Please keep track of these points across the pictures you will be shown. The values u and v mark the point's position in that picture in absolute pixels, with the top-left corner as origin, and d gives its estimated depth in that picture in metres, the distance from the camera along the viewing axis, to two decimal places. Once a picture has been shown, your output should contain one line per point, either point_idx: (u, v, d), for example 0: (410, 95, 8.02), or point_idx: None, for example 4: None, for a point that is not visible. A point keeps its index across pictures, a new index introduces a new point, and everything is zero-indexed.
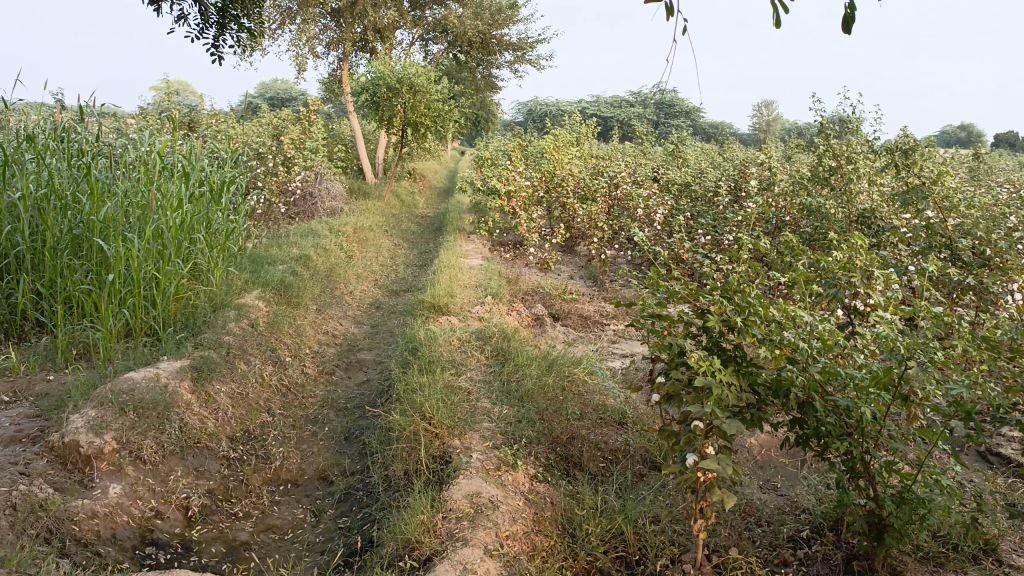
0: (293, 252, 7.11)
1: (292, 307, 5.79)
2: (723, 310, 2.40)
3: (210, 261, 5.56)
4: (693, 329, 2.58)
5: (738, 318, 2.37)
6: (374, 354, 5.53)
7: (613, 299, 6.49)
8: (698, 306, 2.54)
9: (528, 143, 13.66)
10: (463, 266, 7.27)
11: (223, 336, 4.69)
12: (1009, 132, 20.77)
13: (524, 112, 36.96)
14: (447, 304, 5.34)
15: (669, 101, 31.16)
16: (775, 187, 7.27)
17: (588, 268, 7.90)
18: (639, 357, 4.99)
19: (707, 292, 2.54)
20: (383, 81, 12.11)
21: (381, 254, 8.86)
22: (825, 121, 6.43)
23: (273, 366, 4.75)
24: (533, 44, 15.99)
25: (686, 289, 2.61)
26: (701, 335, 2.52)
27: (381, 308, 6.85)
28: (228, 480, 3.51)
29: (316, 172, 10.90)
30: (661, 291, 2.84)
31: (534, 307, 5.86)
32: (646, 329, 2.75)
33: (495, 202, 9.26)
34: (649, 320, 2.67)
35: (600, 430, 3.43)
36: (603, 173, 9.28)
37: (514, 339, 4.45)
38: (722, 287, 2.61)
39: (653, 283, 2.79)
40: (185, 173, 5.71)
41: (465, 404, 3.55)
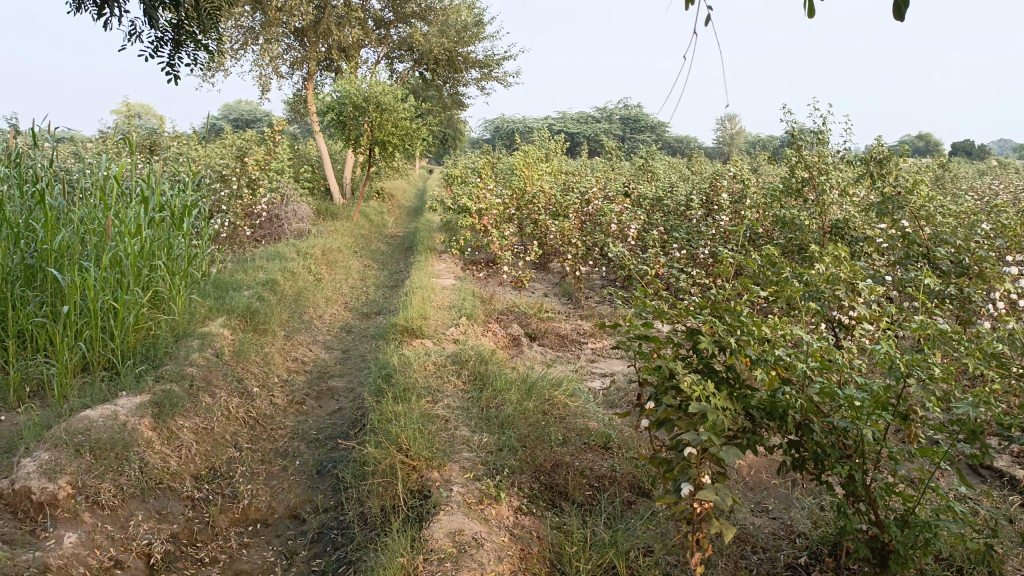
0: (260, 277, 6.90)
1: (259, 334, 5.59)
2: (714, 330, 2.29)
3: (172, 289, 5.34)
4: (683, 351, 2.47)
5: (730, 338, 2.27)
6: (346, 381, 5.35)
7: (589, 316, 6.39)
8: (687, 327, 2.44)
9: (497, 160, 13.58)
10: (435, 286, 7.12)
11: (186, 368, 4.48)
12: (965, 141, 21.12)
13: (491, 129, 37.02)
14: (421, 327, 5.18)
15: (634, 115, 31.40)
16: (747, 199, 7.25)
17: (562, 285, 7.80)
18: (619, 376, 4.87)
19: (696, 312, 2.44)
20: (349, 100, 11.96)
21: (350, 276, 8.67)
22: (796, 132, 6.42)
23: (239, 397, 4.55)
24: (499, 61, 15.97)
25: (674, 309, 2.51)
26: (691, 356, 2.42)
27: (352, 331, 6.66)
28: (192, 522, 3.30)
29: (282, 194, 10.70)
30: (647, 311, 2.73)
31: (510, 328, 5.73)
32: (632, 351, 2.63)
33: (466, 220, 9.14)
34: (636, 342, 2.56)
35: (585, 456, 3.30)
36: (574, 189, 9.22)
37: (492, 362, 4.31)
38: (711, 306, 2.51)
39: (639, 303, 2.68)
40: (144, 198, 5.51)
41: (444, 434, 3.40)
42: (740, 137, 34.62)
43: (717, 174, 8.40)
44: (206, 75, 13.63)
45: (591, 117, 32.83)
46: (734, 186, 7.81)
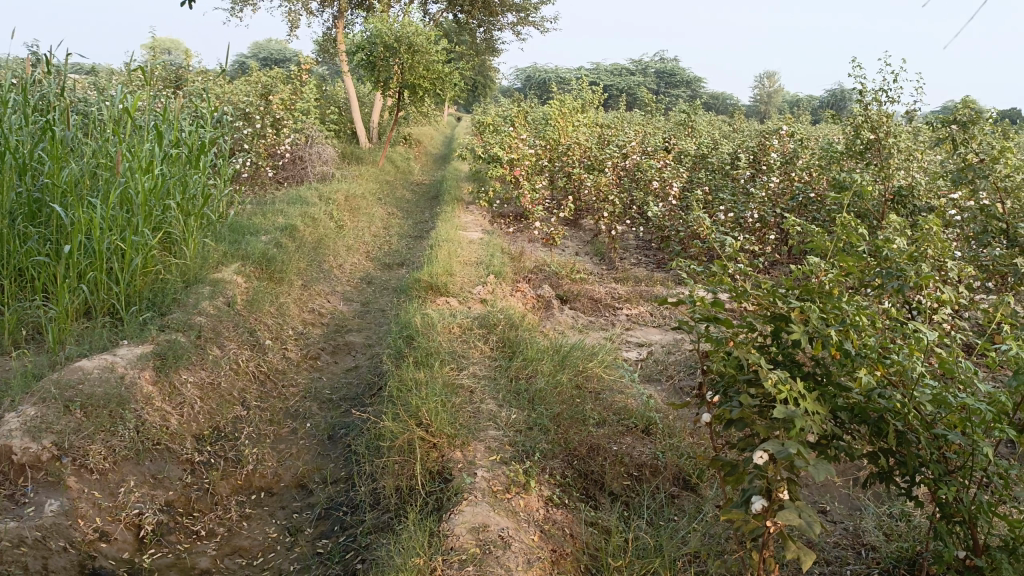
0: (279, 221, 6.56)
1: (275, 282, 5.27)
2: (807, 318, 1.90)
3: (185, 230, 5.02)
4: (761, 338, 2.09)
5: (827, 330, 1.88)
6: (364, 337, 5.05)
7: (624, 279, 6.01)
8: (769, 310, 2.05)
9: (531, 109, 13.07)
10: (462, 239, 6.77)
11: (194, 317, 4.18)
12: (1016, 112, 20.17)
13: (522, 79, 36.21)
14: (447, 284, 4.84)
15: (671, 69, 30.41)
16: (800, 161, 6.75)
17: (595, 244, 7.41)
18: (658, 348, 4.52)
19: (781, 293, 2.06)
20: (380, 40, 11.46)
21: (373, 224, 8.34)
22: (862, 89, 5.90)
23: (250, 350, 4.26)
24: (537, 6, 15.30)
25: (754, 288, 2.12)
26: (768, 345, 2.05)
27: (373, 283, 6.36)
28: (191, 489, 3.03)
29: (307, 134, 10.32)
30: (719, 286, 2.34)
31: (541, 289, 5.38)
32: (694, 333, 2.28)
33: (496, 170, 8.71)
34: (705, 324, 2.18)
35: (624, 440, 2.96)
36: (612, 142, 8.76)
37: (522, 327, 3.97)
38: (800, 286, 2.11)
39: (711, 277, 2.29)
40: (158, 131, 5.18)
41: (469, 407, 3.07)
42: (779, 97, 33.50)
43: (766, 133, 7.88)
44: (233, 8, 13.16)
45: (627, 69, 31.86)
46: (785, 147, 7.30)
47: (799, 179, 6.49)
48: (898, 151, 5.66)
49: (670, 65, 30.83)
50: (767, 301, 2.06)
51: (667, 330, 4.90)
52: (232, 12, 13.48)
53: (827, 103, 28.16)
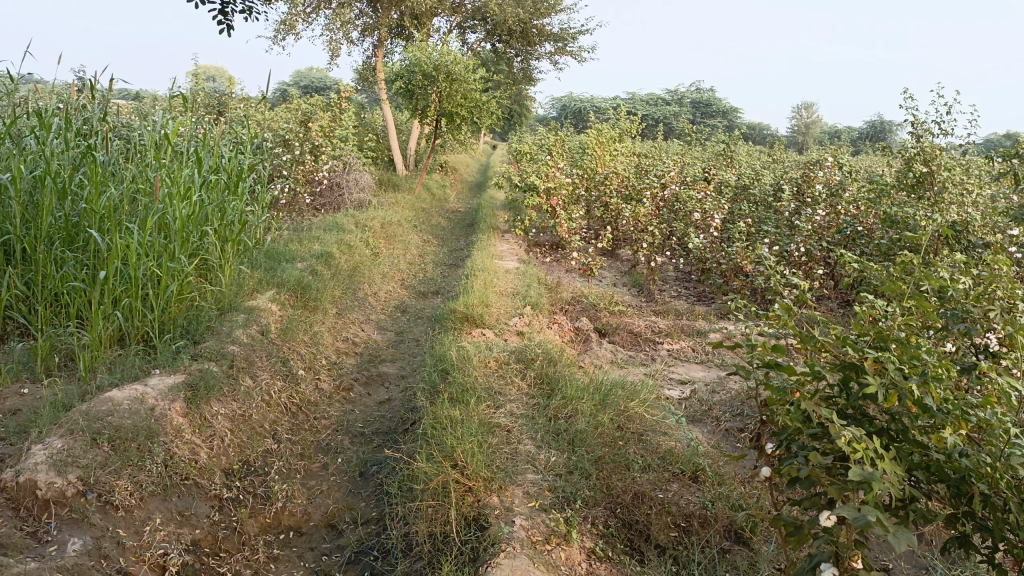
0: (315, 248, 6.53)
1: (309, 311, 5.21)
2: (884, 370, 1.73)
3: (222, 257, 5.00)
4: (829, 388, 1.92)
5: (907, 384, 1.71)
6: (398, 368, 4.95)
7: (663, 312, 5.85)
8: (840, 358, 1.89)
9: (568, 137, 13.03)
10: (498, 268, 6.67)
11: (227, 345, 4.12)
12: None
13: (558, 107, 36.37)
14: (483, 315, 4.73)
15: (708, 99, 30.31)
16: (847, 193, 6.55)
17: (633, 275, 7.26)
18: (701, 386, 4.34)
19: (852, 341, 1.91)
20: (419, 68, 11.53)
21: (409, 252, 8.30)
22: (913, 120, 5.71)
23: (283, 381, 4.18)
24: (575, 35, 15.33)
25: (822, 333, 1.96)
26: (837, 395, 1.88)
27: (407, 312, 6.28)
28: (218, 527, 2.93)
29: (345, 161, 10.38)
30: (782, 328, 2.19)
31: (579, 321, 5.24)
32: (752, 379, 2.12)
33: (533, 198, 8.63)
34: (766, 371, 2.03)
35: (670, 487, 2.79)
36: (650, 172, 8.64)
37: (561, 362, 3.83)
38: (873, 332, 1.94)
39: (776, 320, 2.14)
40: (198, 157, 5.19)
41: (506, 448, 2.93)
42: (817, 127, 33.16)
43: (809, 164, 7.69)
44: (275, 36, 13.39)
45: (663, 98, 31.81)
46: (831, 178, 7.11)
47: (846, 211, 6.29)
48: (952, 184, 5.45)
49: (706, 95, 30.73)
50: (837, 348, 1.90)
51: (710, 367, 4.72)
52: (274, 41, 13.72)
53: (867, 133, 27.78)
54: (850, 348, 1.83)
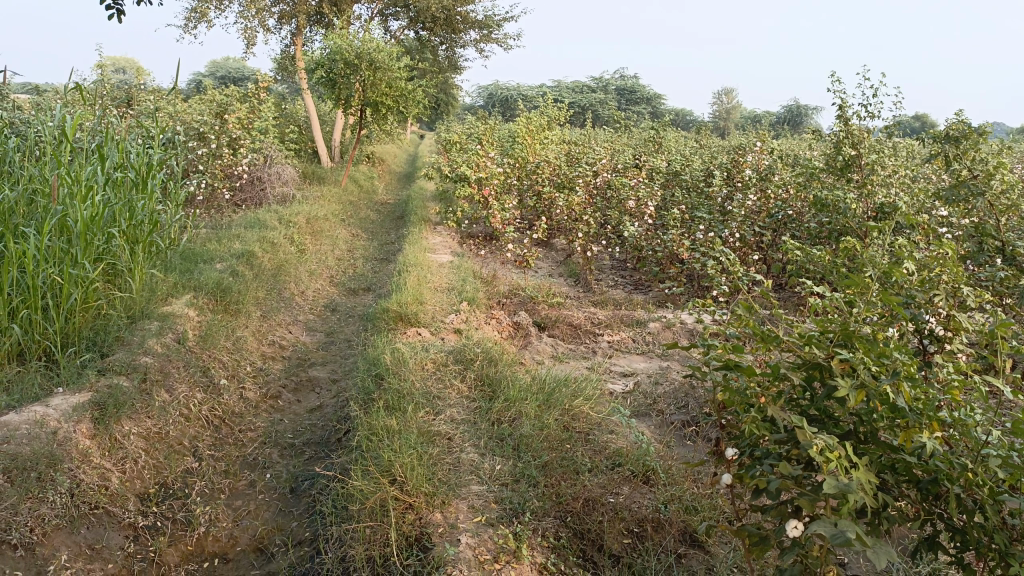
0: (235, 247, 6.17)
1: (230, 314, 4.89)
2: (854, 371, 1.64)
3: (132, 260, 4.63)
4: (795, 390, 1.83)
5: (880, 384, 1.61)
6: (329, 371, 4.69)
7: (601, 303, 5.76)
8: (806, 358, 1.79)
9: (497, 126, 12.85)
10: (431, 262, 6.46)
11: (140, 357, 3.80)
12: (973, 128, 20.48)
13: (484, 96, 36.11)
14: (417, 313, 4.52)
15: (632, 86, 30.61)
16: (776, 177, 6.60)
17: (569, 265, 7.16)
18: (644, 378, 4.25)
19: (817, 339, 1.81)
20: (341, 56, 11.13)
21: (337, 247, 7.99)
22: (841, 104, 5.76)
23: (203, 393, 3.89)
24: (500, 22, 15.14)
25: (787, 332, 1.86)
26: (804, 398, 1.78)
27: (336, 310, 6.01)
28: (133, 560, 2.66)
29: (266, 154, 9.95)
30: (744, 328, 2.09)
31: (516, 315, 5.09)
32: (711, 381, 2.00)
33: (464, 189, 8.43)
34: (729, 373, 1.92)
35: (621, 490, 2.67)
36: (581, 160, 8.55)
37: (502, 361, 3.67)
38: (838, 329, 1.85)
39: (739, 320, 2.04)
40: (101, 154, 4.80)
41: (448, 458, 2.75)
42: (737, 113, 33.93)
43: (738, 150, 7.74)
44: (186, 24, 12.73)
45: (588, 86, 31.94)
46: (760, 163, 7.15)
47: (777, 196, 6.33)
48: (881, 166, 5.52)
49: (631, 81, 31.02)
50: (802, 347, 1.81)
51: (651, 358, 4.64)
52: (185, 29, 13.05)
53: (786, 118, 28.58)
54: (816, 349, 1.74)
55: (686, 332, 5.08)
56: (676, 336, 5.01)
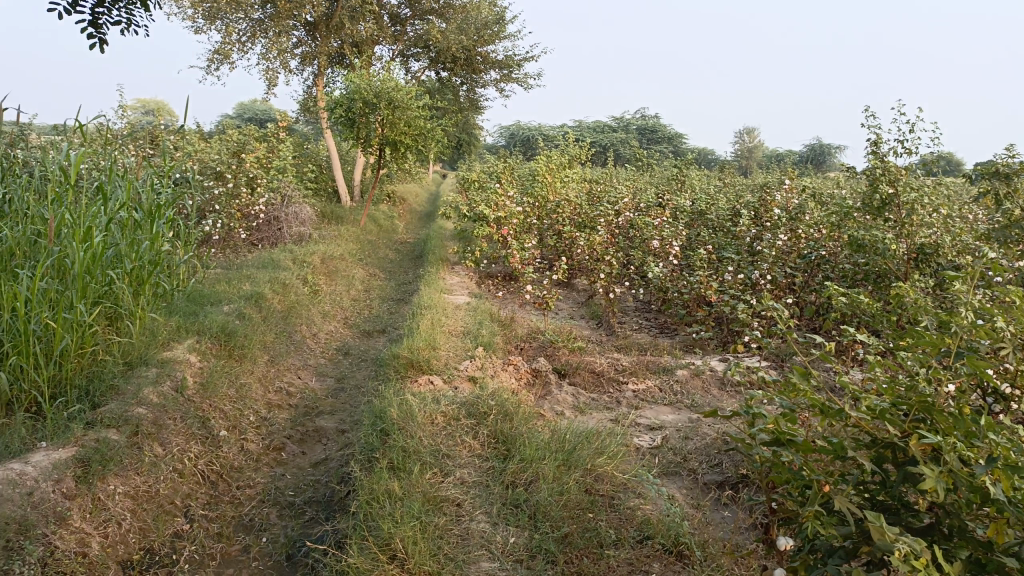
0: (246, 288, 5.98)
1: (235, 360, 4.65)
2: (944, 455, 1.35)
3: (134, 303, 4.44)
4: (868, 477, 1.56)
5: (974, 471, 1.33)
6: (337, 420, 4.43)
7: (625, 347, 5.48)
8: (877, 437, 1.52)
9: (517, 164, 12.73)
10: (447, 304, 6.23)
11: (133, 408, 3.57)
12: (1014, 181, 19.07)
13: (505, 136, 36.29)
14: (430, 360, 4.26)
15: (653, 126, 30.61)
16: (807, 216, 6.31)
17: (591, 307, 6.90)
18: (673, 431, 3.94)
19: (890, 412, 1.54)
20: (359, 96, 11.07)
21: (352, 288, 7.79)
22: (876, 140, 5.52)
23: (199, 446, 3.64)
24: (520, 62, 15.13)
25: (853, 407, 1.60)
26: (875, 484, 1.51)
27: (349, 354, 5.78)
28: None
29: (283, 194, 9.85)
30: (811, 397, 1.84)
31: (535, 362, 4.82)
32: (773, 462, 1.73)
33: (483, 229, 8.23)
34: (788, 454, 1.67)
35: (651, 569, 2.36)
36: (603, 199, 8.34)
37: (518, 416, 3.37)
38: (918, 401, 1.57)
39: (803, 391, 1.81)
40: (107, 193, 4.64)
41: (456, 530, 2.47)
42: (758, 152, 33.75)
43: (765, 188, 7.47)
44: (208, 66, 12.82)
45: (608, 126, 32.00)
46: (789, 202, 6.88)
47: (809, 235, 6.03)
48: (921, 204, 5.26)
49: (651, 121, 31.02)
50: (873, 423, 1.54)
51: (680, 410, 4.33)
52: (207, 71, 13.13)
53: (808, 156, 28.35)
54: (891, 426, 1.47)
55: (716, 380, 4.77)
56: (706, 385, 4.70)
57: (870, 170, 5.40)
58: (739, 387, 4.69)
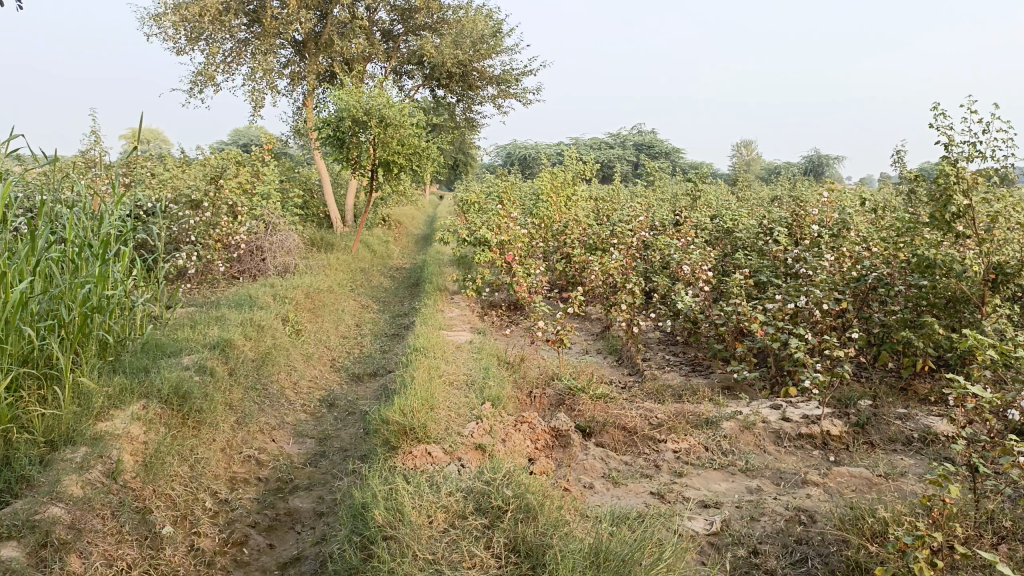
0: (213, 333, 5.19)
1: (191, 429, 3.86)
2: None
3: (67, 362, 3.63)
4: None
5: None
6: (315, 498, 3.63)
7: (656, 392, 4.68)
8: None
9: (518, 183, 11.99)
10: (447, 343, 5.45)
11: (46, 507, 2.78)
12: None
13: (502, 155, 35.67)
14: (427, 424, 3.47)
15: (650, 141, 29.98)
16: (853, 233, 5.57)
17: (610, 341, 6.12)
18: (734, 508, 3.14)
19: None
20: (349, 114, 10.30)
21: (340, 323, 7.02)
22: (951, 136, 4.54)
23: (135, 552, 2.85)
24: (518, 77, 14.42)
25: None
26: None
27: (335, 406, 4.99)
28: None
29: (267, 222, 9.10)
30: None
31: (554, 418, 4.03)
32: None
33: (484, 254, 7.44)
34: None
35: None
36: (615, 219, 7.60)
37: (543, 513, 2.56)
38: None
39: None
40: (38, 227, 3.87)
41: None
42: (757, 164, 33.15)
43: (798, 201, 6.71)
44: (190, 88, 12.14)
45: (606, 142, 31.36)
46: (828, 217, 6.11)
47: (856, 253, 5.27)
48: (1000, 219, 4.50)
49: (650, 137, 30.44)
50: None
51: (734, 477, 3.52)
52: (190, 94, 12.45)
53: (809, 167, 27.74)
54: None
55: (772, 435, 3.97)
56: (760, 442, 3.90)
57: (940, 178, 4.60)
58: (800, 443, 3.90)
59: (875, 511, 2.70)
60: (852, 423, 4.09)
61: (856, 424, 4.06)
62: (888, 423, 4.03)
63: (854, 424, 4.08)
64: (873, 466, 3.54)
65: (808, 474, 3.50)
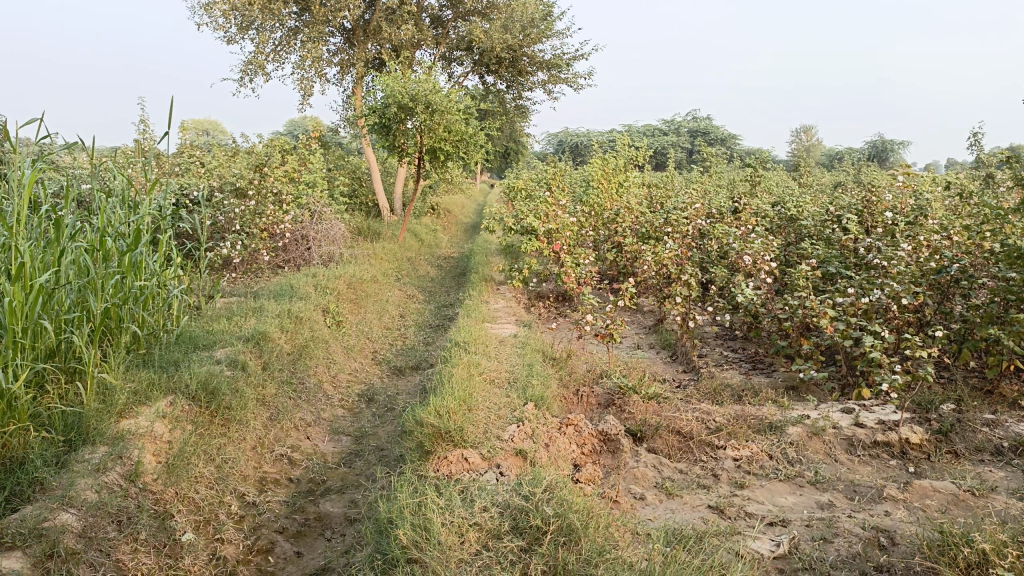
0: (250, 325, 5.04)
1: (219, 427, 3.69)
2: None
3: (92, 355, 3.49)
4: None
5: None
6: (347, 502, 3.41)
7: (713, 391, 4.34)
8: None
9: (569, 170, 11.64)
10: (490, 336, 5.19)
11: (57, 513, 2.62)
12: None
13: (553, 143, 35.21)
14: (464, 428, 3.21)
15: (706, 127, 29.15)
16: (932, 219, 5.10)
17: (664, 334, 5.79)
18: (803, 527, 2.80)
19: None
20: (395, 100, 10.10)
21: (384, 314, 6.84)
22: None
23: (150, 561, 2.67)
24: (569, 61, 14.03)
25: None
26: None
27: (373, 402, 4.78)
28: None
29: (313, 211, 8.98)
30: None
31: (602, 420, 3.73)
32: None
33: (531, 243, 7.17)
34: None
35: None
36: (669, 206, 7.23)
37: (587, 535, 2.28)
38: None
39: None
40: (66, 217, 3.76)
41: None
42: (819, 149, 31.97)
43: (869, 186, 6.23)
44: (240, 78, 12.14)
45: (659, 128, 30.60)
46: (903, 202, 5.64)
47: (936, 243, 4.81)
48: None
49: (706, 123, 29.61)
50: None
51: (802, 490, 3.17)
52: (240, 83, 12.47)
53: (873, 152, 26.56)
54: None
55: (843, 442, 3.61)
56: (831, 450, 3.53)
57: None
58: (875, 452, 3.52)
59: (971, 539, 2.34)
60: (934, 430, 3.68)
61: (938, 432, 3.66)
62: (975, 430, 3.61)
63: (936, 432, 3.68)
64: (961, 479, 3.15)
65: (887, 488, 3.13)
